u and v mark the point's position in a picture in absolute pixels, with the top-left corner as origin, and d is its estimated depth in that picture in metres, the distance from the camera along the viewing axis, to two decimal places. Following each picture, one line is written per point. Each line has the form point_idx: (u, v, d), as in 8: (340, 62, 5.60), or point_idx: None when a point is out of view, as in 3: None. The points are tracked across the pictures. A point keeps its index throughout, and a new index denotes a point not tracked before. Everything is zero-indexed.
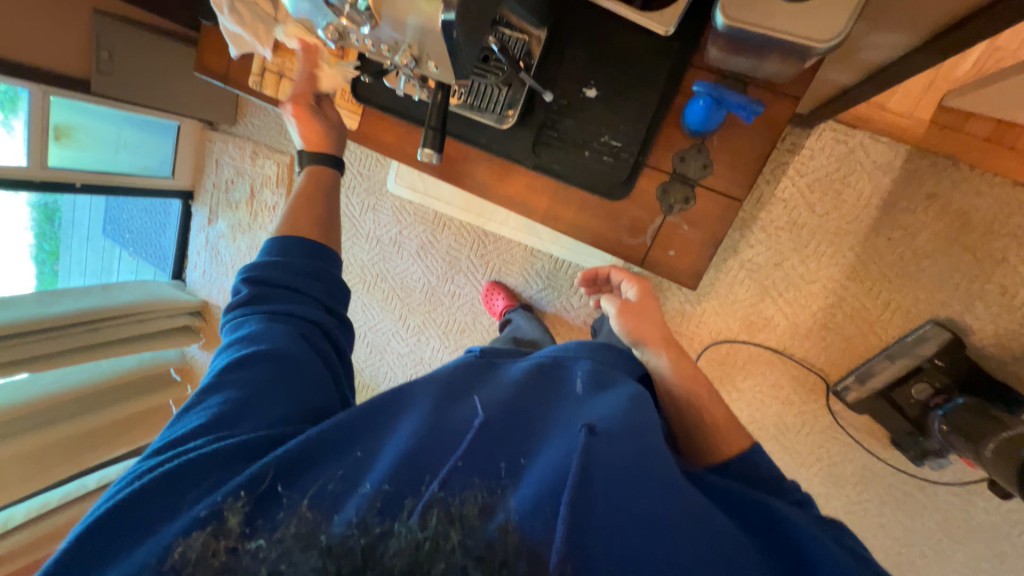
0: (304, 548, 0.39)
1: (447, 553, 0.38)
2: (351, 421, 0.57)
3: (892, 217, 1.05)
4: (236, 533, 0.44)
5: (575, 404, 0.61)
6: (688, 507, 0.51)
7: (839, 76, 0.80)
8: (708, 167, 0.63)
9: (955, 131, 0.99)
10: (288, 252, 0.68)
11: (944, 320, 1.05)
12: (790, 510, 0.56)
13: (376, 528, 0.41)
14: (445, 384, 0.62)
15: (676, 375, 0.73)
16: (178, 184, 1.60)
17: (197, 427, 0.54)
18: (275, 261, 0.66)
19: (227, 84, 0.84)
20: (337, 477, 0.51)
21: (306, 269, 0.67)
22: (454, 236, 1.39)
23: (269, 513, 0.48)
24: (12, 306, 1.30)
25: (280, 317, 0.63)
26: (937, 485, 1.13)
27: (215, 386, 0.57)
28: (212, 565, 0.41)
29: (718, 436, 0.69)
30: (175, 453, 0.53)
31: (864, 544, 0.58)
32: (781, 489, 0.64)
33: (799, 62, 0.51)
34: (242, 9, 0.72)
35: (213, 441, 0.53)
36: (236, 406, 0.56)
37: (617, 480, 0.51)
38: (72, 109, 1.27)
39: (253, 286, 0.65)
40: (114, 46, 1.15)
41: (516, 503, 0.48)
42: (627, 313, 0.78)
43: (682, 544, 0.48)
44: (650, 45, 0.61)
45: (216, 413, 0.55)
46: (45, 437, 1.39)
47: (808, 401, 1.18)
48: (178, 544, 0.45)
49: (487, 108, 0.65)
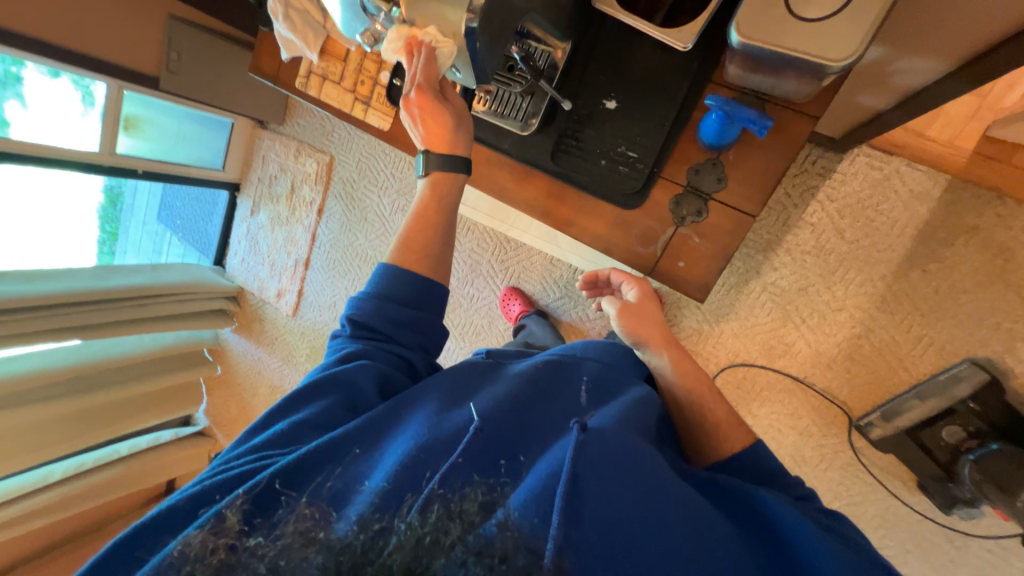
0: (304, 546, 0.41)
1: (447, 549, 0.39)
2: (359, 426, 0.57)
3: (927, 248, 1.01)
4: (235, 530, 0.46)
5: (578, 411, 0.61)
6: (678, 497, 0.51)
7: (870, 100, 0.79)
8: (722, 180, 0.63)
9: (1002, 162, 0.94)
10: (395, 295, 0.64)
11: (982, 360, 0.99)
12: (774, 497, 0.57)
13: (375, 524, 0.43)
14: (450, 382, 0.64)
15: (676, 375, 0.73)
16: (227, 177, 1.72)
17: (249, 445, 0.57)
18: (388, 299, 0.64)
19: (277, 85, 0.89)
20: (336, 475, 0.52)
21: (404, 316, 0.63)
22: (477, 241, 1.44)
23: (267, 513, 0.49)
24: (72, 277, 1.42)
25: (375, 353, 0.63)
26: (968, 537, 1.05)
27: (289, 409, 0.60)
28: (212, 563, 0.43)
29: (719, 439, 0.68)
30: (221, 469, 0.55)
31: (863, 534, 0.57)
32: (783, 484, 0.64)
33: (816, 81, 0.52)
34: (295, 18, 0.80)
35: (255, 459, 0.55)
36: (295, 428, 0.57)
37: (610, 473, 0.51)
38: (142, 103, 1.40)
39: (362, 324, 0.64)
40: (184, 49, 1.28)
41: (516, 499, 0.47)
42: (628, 315, 0.77)
43: (676, 532, 0.48)
44: (669, 60, 0.62)
45: (270, 434, 0.57)
46: (88, 400, 1.51)
47: (828, 434, 1.13)
48: (178, 543, 0.46)
49: (512, 115, 0.68)
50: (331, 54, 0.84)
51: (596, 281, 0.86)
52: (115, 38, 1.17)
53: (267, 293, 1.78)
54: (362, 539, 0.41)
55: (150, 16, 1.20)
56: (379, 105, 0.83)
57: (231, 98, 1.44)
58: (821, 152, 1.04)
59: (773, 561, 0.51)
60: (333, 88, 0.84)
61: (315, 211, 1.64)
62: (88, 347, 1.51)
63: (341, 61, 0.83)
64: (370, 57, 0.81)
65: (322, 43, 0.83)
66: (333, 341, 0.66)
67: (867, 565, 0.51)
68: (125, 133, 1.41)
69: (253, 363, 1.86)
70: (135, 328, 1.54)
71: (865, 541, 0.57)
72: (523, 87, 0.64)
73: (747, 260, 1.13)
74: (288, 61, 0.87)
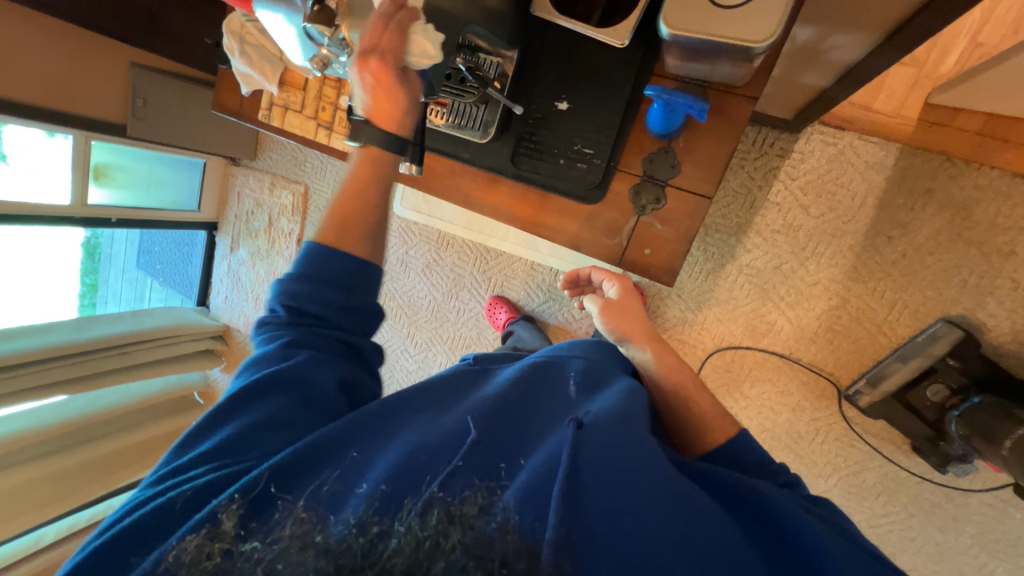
0: (302, 549, 0.39)
1: (446, 552, 0.37)
2: (341, 428, 0.56)
3: (888, 215, 1.05)
4: (231, 535, 0.44)
5: (571, 407, 0.62)
6: (677, 492, 0.52)
7: (812, 79, 0.82)
8: (676, 167, 0.65)
9: (946, 126, 0.99)
10: (324, 271, 0.58)
11: (955, 317, 1.02)
12: (777, 494, 0.57)
13: (374, 527, 0.41)
14: (437, 391, 0.65)
15: (660, 369, 0.73)
16: (203, 216, 1.72)
17: (200, 454, 0.54)
18: (307, 278, 0.59)
19: (240, 120, 0.91)
20: (332, 478, 0.51)
21: (331, 291, 0.59)
22: (458, 254, 1.45)
23: (262, 516, 0.48)
24: (51, 331, 1.40)
25: (306, 339, 0.59)
26: (967, 494, 1.06)
27: (229, 413, 0.57)
28: (206, 568, 0.41)
29: (703, 428, 0.70)
30: (178, 480, 0.52)
31: (850, 519, 0.60)
32: (769, 471, 0.66)
33: (748, 63, 0.54)
34: (251, 52, 0.81)
35: (214, 470, 0.52)
36: (249, 432, 0.55)
37: (609, 469, 0.52)
38: (112, 151, 1.41)
39: (288, 307, 0.60)
40: (148, 94, 1.29)
41: (513, 497, 0.47)
42: (610, 311, 0.77)
43: (673, 519, 0.49)
44: (612, 58, 0.65)
45: (222, 442, 0.55)
46: (77, 458, 1.46)
47: (820, 407, 1.14)
48: (172, 548, 0.45)
49: (470, 126, 0.69)
50: (290, 83, 0.86)
51: (577, 281, 0.86)
52: (79, 89, 1.18)
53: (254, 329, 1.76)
54: (361, 542, 0.39)
55: (112, 64, 1.22)
56: (341, 129, 0.84)
57: (200, 137, 1.45)
58: (778, 134, 1.08)
59: (771, 550, 0.52)
60: (295, 116, 0.86)
61: (294, 242, 1.64)
62: (74, 401, 1.49)
63: (300, 90, 0.85)
64: (329, 83, 0.83)
65: (280, 75, 0.85)
66: (258, 327, 0.63)
67: (862, 555, 0.52)
68: (96, 182, 1.41)
69: None
70: (121, 377, 1.51)
71: (855, 529, 0.58)
72: (476, 97, 0.65)
73: (721, 245, 1.16)
74: (249, 95, 0.89)
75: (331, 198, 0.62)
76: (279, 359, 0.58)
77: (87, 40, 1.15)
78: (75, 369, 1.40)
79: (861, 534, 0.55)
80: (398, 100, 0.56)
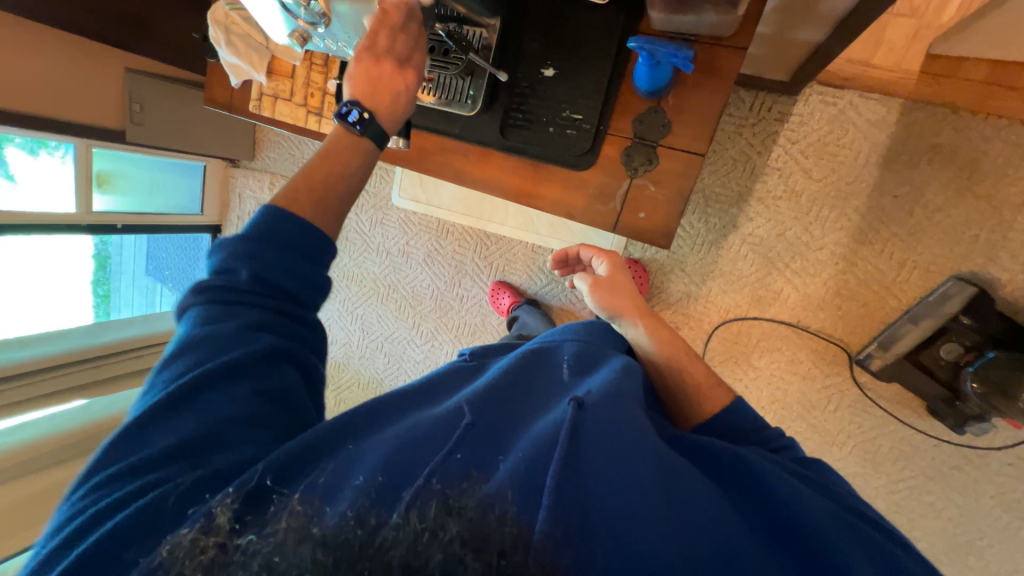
0: (298, 540, 0.39)
1: (442, 543, 0.37)
2: (339, 423, 0.57)
3: (893, 174, 1.02)
4: (226, 529, 0.42)
5: (565, 390, 0.61)
6: (672, 468, 0.52)
7: (808, 34, 0.80)
8: (667, 125, 0.64)
9: (950, 77, 0.95)
10: (274, 242, 0.56)
11: (967, 274, 0.99)
12: (762, 459, 0.57)
13: (372, 518, 0.41)
14: (434, 383, 0.65)
15: (653, 343, 0.73)
16: (206, 219, 1.74)
17: (151, 455, 0.50)
18: (248, 262, 0.55)
19: (232, 113, 0.91)
20: (328, 471, 0.50)
21: (279, 267, 0.55)
22: (458, 241, 1.45)
23: (258, 509, 0.46)
24: (67, 336, 1.44)
25: (259, 323, 0.56)
26: (987, 454, 1.04)
27: (167, 412, 0.52)
28: (200, 562, 0.39)
29: (699, 399, 0.69)
30: (147, 483, 0.48)
31: (842, 480, 0.60)
32: (763, 437, 0.65)
33: (733, 8, 0.53)
34: (238, 42, 0.82)
35: (175, 472, 0.49)
36: (209, 427, 0.52)
37: (607, 450, 0.51)
38: (113, 159, 1.43)
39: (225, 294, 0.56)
40: (144, 99, 1.31)
41: (499, 478, 0.48)
42: (600, 289, 0.76)
43: (659, 496, 0.49)
44: (596, 19, 0.64)
45: (176, 440, 0.51)
46: None
47: (831, 374, 1.13)
48: (161, 547, 0.42)
49: (455, 99, 0.69)
50: (278, 73, 0.86)
51: (566, 260, 0.85)
52: (73, 95, 1.19)
53: None
54: (359, 533, 0.39)
55: (106, 70, 1.23)
56: (331, 115, 0.84)
57: (199, 141, 1.47)
58: (775, 97, 1.06)
59: (757, 513, 0.53)
60: (286, 105, 0.86)
61: None
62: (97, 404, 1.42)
63: (288, 79, 0.85)
64: (316, 69, 0.83)
65: (268, 64, 0.85)
66: (182, 318, 0.58)
67: (848, 515, 0.52)
68: (99, 190, 1.43)
69: None
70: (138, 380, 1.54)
71: (845, 488, 0.59)
72: (459, 69, 0.66)
73: (722, 214, 1.14)
74: (239, 87, 0.89)
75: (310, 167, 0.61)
76: (232, 349, 0.54)
77: (81, 47, 1.17)
78: (97, 372, 1.46)
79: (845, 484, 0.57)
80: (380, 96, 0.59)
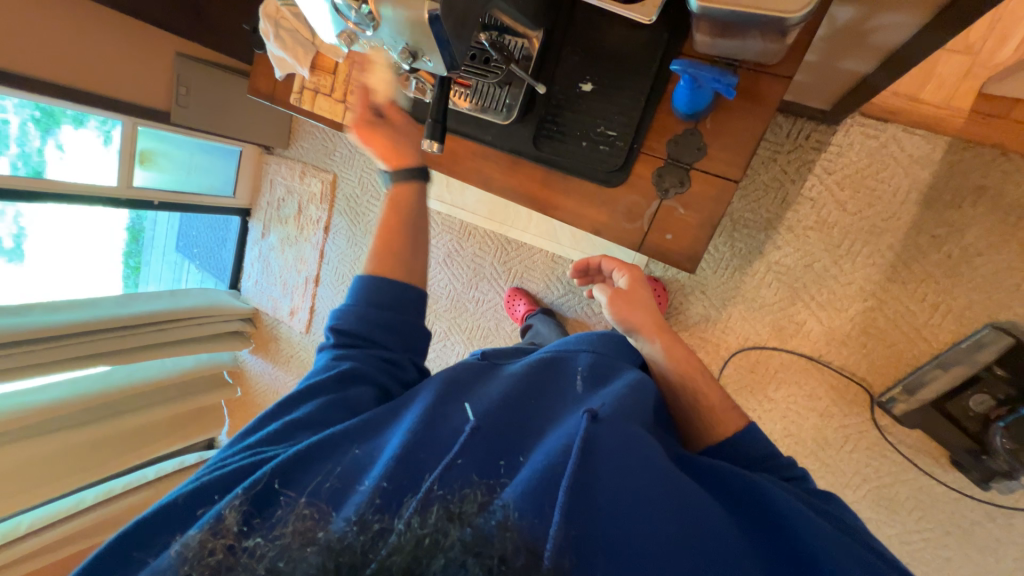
0: (304, 546, 0.40)
1: (445, 549, 0.37)
2: (356, 424, 0.59)
3: (934, 213, 0.99)
4: (234, 531, 0.46)
5: (576, 401, 0.61)
6: (681, 490, 0.51)
7: (856, 66, 0.78)
8: (702, 149, 0.64)
9: (1002, 118, 0.92)
10: (373, 300, 0.67)
11: (1005, 323, 0.95)
12: (776, 486, 0.56)
13: (375, 525, 0.43)
14: (446, 380, 0.64)
15: (668, 360, 0.71)
16: (237, 203, 1.79)
17: (248, 445, 0.59)
18: (369, 307, 0.67)
19: (274, 104, 0.94)
20: (334, 474, 0.53)
21: (388, 316, 0.67)
22: (478, 245, 1.45)
23: (265, 513, 0.51)
24: (96, 305, 1.48)
25: (351, 358, 0.65)
26: (1012, 514, 0.99)
27: (277, 413, 0.62)
28: (209, 564, 0.43)
29: (713, 422, 0.68)
30: (219, 466, 0.57)
31: (857, 516, 0.58)
32: (776, 466, 0.64)
33: (782, 37, 0.52)
34: (286, 37, 0.85)
35: (250, 456, 0.57)
36: (288, 427, 0.59)
37: (618, 469, 0.51)
38: (155, 137, 1.48)
39: (344, 328, 0.67)
40: (191, 83, 1.35)
41: (511, 492, 0.47)
42: (619, 301, 0.74)
43: (668, 520, 0.48)
44: (639, 37, 0.64)
45: (269, 434, 0.59)
46: (115, 426, 1.54)
47: (850, 414, 1.09)
48: (179, 543, 0.47)
49: (492, 108, 0.70)
50: (322, 68, 0.88)
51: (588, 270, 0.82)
52: (126, 76, 1.25)
53: (281, 313, 1.82)
54: (362, 540, 0.40)
55: (159, 55, 1.28)
56: None
57: (238, 127, 1.51)
58: (814, 126, 1.03)
59: (766, 537, 0.52)
60: (325, 100, 0.88)
61: (321, 229, 1.69)
62: (114, 373, 1.56)
63: (331, 74, 0.88)
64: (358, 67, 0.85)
65: (312, 59, 0.87)
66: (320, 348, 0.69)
67: (864, 554, 0.51)
68: (141, 167, 1.48)
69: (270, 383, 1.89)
70: (157, 353, 1.58)
71: (856, 523, 0.57)
72: (499, 77, 0.66)
73: (749, 240, 1.12)
74: (283, 79, 0.92)
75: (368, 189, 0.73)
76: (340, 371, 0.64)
77: (137, 31, 1.22)
78: (118, 342, 1.48)
79: (850, 515, 0.56)
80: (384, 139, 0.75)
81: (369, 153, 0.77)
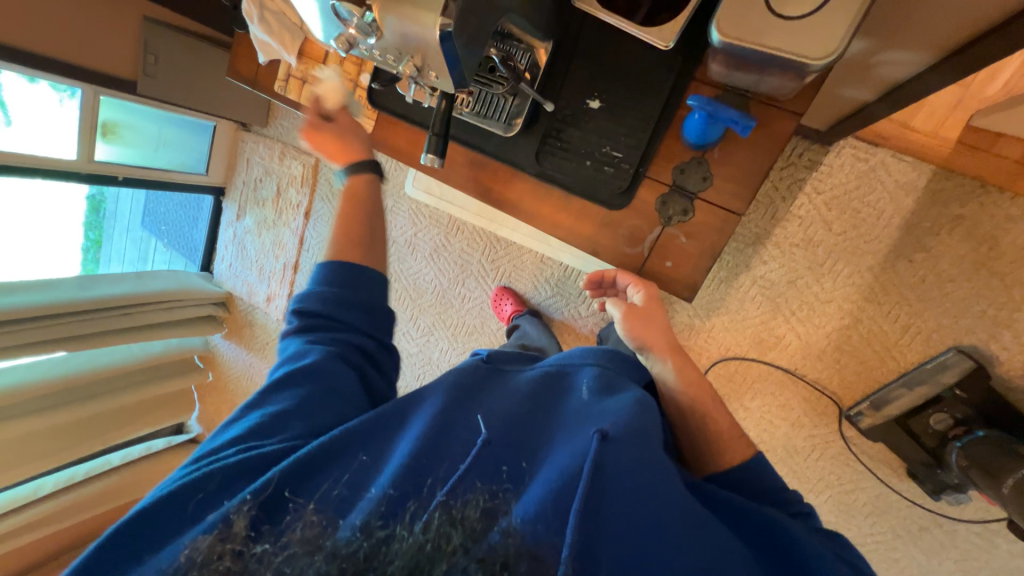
0: (310, 553, 0.40)
1: (449, 555, 0.38)
2: (363, 422, 0.58)
3: (914, 239, 1.02)
4: (242, 536, 0.45)
5: (581, 410, 0.60)
6: (693, 515, 0.53)
7: (857, 93, 0.79)
8: (708, 178, 0.66)
9: (985, 151, 0.95)
10: (335, 279, 0.66)
11: (968, 347, 1.01)
12: (792, 524, 0.58)
13: (379, 531, 0.42)
14: (455, 387, 0.63)
15: (680, 383, 0.70)
16: (211, 180, 1.68)
17: (232, 438, 0.57)
18: (327, 288, 0.65)
19: (255, 88, 0.88)
20: (342, 482, 0.52)
21: (351, 298, 0.65)
22: (466, 241, 1.42)
23: (275, 519, 0.50)
24: (54, 287, 1.38)
25: (326, 341, 0.64)
26: (957, 521, 1.07)
27: (255, 403, 0.60)
28: (217, 569, 0.42)
29: (720, 449, 0.67)
30: (210, 460, 0.55)
31: (867, 560, 0.59)
32: (784, 499, 0.64)
33: (799, 78, 0.55)
34: (271, 19, 0.79)
35: (242, 451, 0.55)
36: (276, 418, 0.58)
37: (630, 492, 0.51)
38: (120, 108, 1.36)
39: (303, 315, 0.65)
40: (160, 51, 1.24)
41: (519, 510, 0.47)
42: (632, 319, 0.72)
43: (682, 550, 0.50)
44: (652, 57, 0.64)
45: (254, 425, 0.58)
46: (77, 412, 1.45)
47: (819, 425, 1.14)
48: (187, 546, 0.46)
49: (494, 117, 0.69)
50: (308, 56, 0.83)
51: (601, 283, 0.77)
52: (89, 42, 1.14)
53: (256, 299, 1.74)
54: (367, 545, 0.40)
55: (124, 19, 1.17)
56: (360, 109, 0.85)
57: (213, 102, 1.42)
58: (807, 145, 1.04)
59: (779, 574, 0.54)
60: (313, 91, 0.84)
61: (302, 215, 1.61)
62: (74, 358, 1.47)
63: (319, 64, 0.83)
64: (350, 59, 0.83)
65: (299, 45, 0.82)
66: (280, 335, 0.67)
67: None
68: (103, 139, 1.37)
69: (245, 370, 1.82)
70: (123, 338, 1.49)
71: (864, 563, 0.59)
72: (504, 88, 0.65)
73: (737, 253, 1.14)
74: (266, 64, 0.86)
75: (344, 216, 0.72)
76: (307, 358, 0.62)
77: None
78: (82, 327, 1.39)
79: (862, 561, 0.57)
80: (333, 137, 0.76)
81: (320, 155, 0.78)
